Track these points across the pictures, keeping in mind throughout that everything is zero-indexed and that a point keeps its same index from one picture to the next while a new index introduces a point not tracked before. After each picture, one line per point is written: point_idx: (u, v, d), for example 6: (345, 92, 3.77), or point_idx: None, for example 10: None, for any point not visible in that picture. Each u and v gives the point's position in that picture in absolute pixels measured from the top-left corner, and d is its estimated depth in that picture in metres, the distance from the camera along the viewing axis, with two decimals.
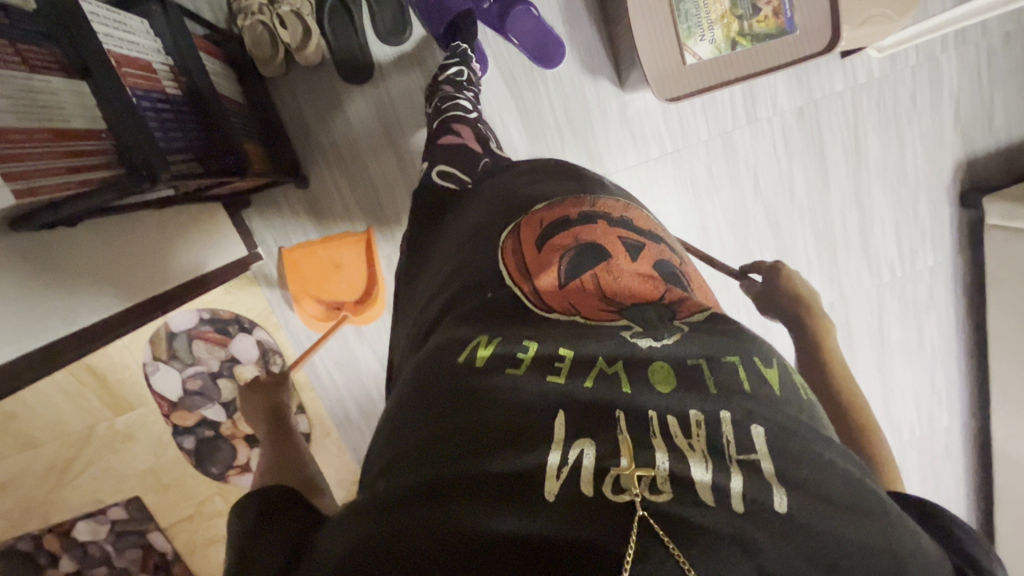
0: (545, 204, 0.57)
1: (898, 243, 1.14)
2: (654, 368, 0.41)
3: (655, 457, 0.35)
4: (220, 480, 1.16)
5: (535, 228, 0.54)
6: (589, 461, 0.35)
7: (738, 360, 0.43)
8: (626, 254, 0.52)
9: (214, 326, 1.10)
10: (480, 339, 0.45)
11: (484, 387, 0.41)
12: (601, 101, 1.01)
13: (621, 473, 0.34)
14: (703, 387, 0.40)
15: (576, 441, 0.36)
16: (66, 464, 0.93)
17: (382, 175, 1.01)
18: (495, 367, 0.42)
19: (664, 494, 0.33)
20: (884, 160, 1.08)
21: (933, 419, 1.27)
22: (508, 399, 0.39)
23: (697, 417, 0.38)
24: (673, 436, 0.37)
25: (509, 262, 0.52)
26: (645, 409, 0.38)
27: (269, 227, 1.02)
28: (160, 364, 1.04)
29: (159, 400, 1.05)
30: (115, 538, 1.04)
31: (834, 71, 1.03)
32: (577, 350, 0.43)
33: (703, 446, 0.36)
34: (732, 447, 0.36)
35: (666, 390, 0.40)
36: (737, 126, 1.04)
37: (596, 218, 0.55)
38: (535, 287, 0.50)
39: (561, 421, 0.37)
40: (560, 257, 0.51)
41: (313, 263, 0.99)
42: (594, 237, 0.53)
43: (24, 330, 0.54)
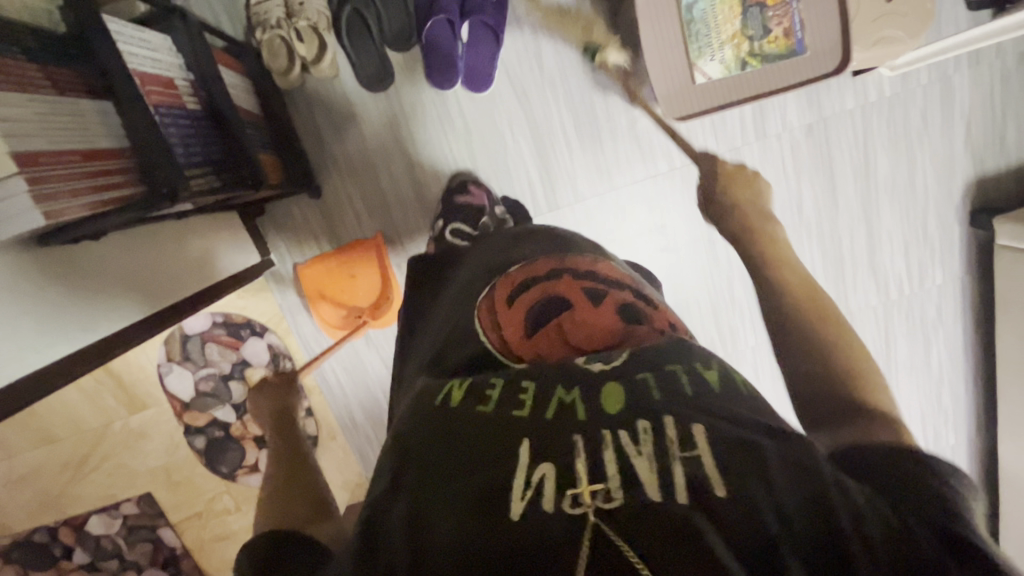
0: (518, 265, 0.61)
1: (905, 261, 1.14)
2: (606, 389, 0.43)
3: (608, 470, 0.37)
4: (229, 479, 1.18)
5: (508, 286, 0.57)
6: (550, 482, 0.36)
7: (678, 367, 0.45)
8: (587, 302, 0.54)
9: (228, 330, 1.08)
10: (452, 383, 0.48)
11: (455, 422, 0.43)
12: (611, 117, 1.02)
13: (579, 489, 0.36)
14: (648, 399, 0.41)
15: (538, 464, 0.38)
16: (80, 459, 1.13)
17: (393, 186, 1.02)
18: (464, 404, 0.45)
19: (616, 502, 0.35)
20: (894, 178, 1.08)
21: (938, 437, 1.28)
22: (475, 432, 0.41)
23: (645, 425, 0.39)
24: (622, 442, 0.38)
25: (483, 318, 0.55)
26: (601, 428, 0.40)
27: (282, 236, 1.04)
28: (174, 366, 1.09)
29: (173, 401, 1.11)
30: (127, 532, 1.19)
31: (845, 90, 1.03)
32: (540, 386, 0.44)
33: (649, 450, 0.38)
34: (676, 446, 0.38)
35: (614, 408, 0.41)
36: (746, 142, 1.05)
37: (563, 272, 0.58)
38: (503, 336, 0.53)
39: (525, 449, 0.39)
40: (526, 312, 0.54)
41: (327, 274, 1.02)
42: (560, 289, 0.55)
43: (56, 338, 0.57)
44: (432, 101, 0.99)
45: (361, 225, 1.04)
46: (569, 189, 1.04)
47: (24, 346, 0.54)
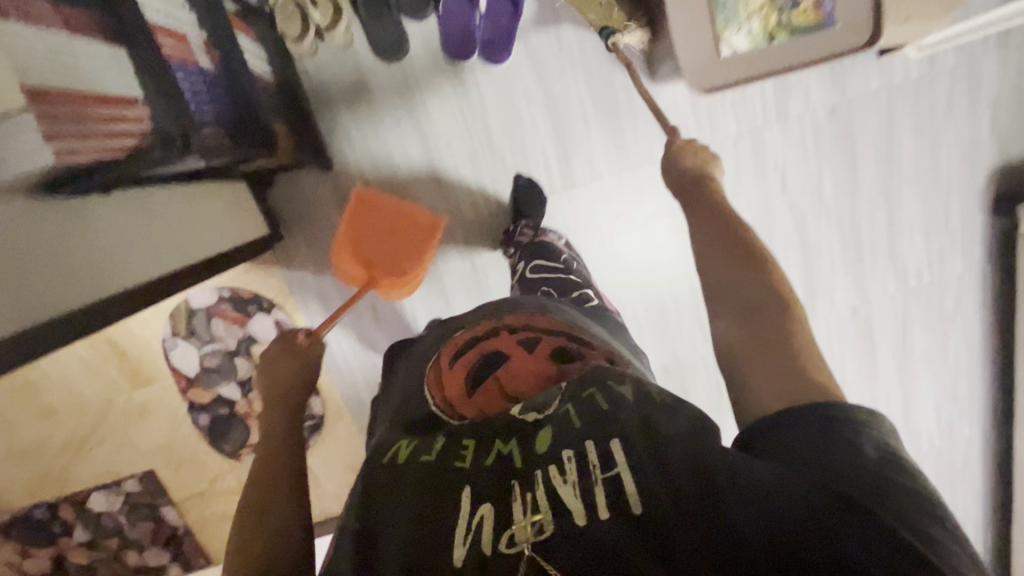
0: (461, 330, 0.66)
1: (925, 249, 1.12)
2: (538, 435, 0.49)
3: (539, 504, 0.44)
4: (233, 458, 1.16)
5: (451, 355, 0.62)
6: (490, 523, 0.44)
7: (596, 393, 0.50)
8: (521, 352, 0.61)
9: (234, 305, 1.06)
10: (402, 444, 0.53)
11: (407, 475, 0.49)
12: (631, 94, 0.99)
13: (515, 528, 0.43)
14: (570, 434, 0.48)
15: (479, 507, 0.45)
16: (83, 437, 1.12)
17: (406, 159, 1.00)
18: (413, 458, 0.50)
19: (546, 532, 0.42)
20: (916, 163, 1.06)
21: (953, 430, 1.26)
22: (423, 484, 0.47)
23: (568, 454, 0.46)
24: (547, 475, 0.45)
25: (430, 390, 0.59)
26: (532, 468, 0.46)
27: (290, 209, 1.02)
28: (179, 341, 1.07)
29: (177, 376, 1.09)
30: (129, 509, 1.18)
31: (870, 71, 1.01)
32: (480, 439, 0.50)
33: (573, 478, 0.45)
34: (598, 468, 0.44)
35: (543, 448, 0.48)
36: (767, 123, 1.02)
37: (499, 328, 0.63)
38: (445, 398, 0.58)
39: (467, 494, 0.46)
40: (467, 372, 0.60)
41: (373, 222, 0.95)
42: (498, 347, 0.61)
43: (63, 293, 0.55)
44: (448, 72, 0.97)
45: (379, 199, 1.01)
46: (585, 168, 1.02)
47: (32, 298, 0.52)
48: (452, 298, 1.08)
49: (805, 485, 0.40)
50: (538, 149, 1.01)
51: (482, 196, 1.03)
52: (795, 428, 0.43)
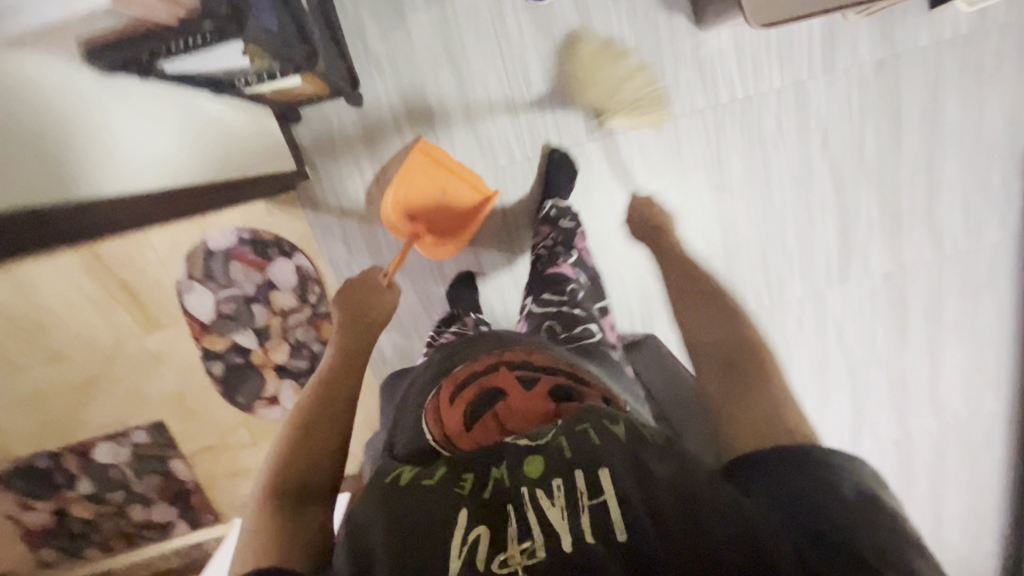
0: (461, 364, 0.70)
1: (963, 216, 1.09)
2: (529, 458, 0.54)
3: (532, 529, 0.49)
4: (246, 411, 1.13)
5: (452, 388, 0.67)
6: (486, 542, 0.49)
7: (588, 428, 0.55)
8: (521, 389, 0.65)
9: (254, 248, 1.01)
10: (405, 468, 0.56)
11: (410, 496, 0.52)
12: (675, 39, 0.96)
13: (508, 552, 0.48)
14: (564, 463, 0.52)
15: (477, 526, 0.50)
16: (90, 382, 1.08)
17: (440, 99, 0.96)
18: (416, 480, 0.54)
19: (536, 557, 0.48)
20: (961, 125, 1.03)
21: (978, 405, 1.24)
22: (425, 503, 0.51)
23: (558, 481, 0.51)
24: (539, 501, 0.51)
25: (429, 422, 0.64)
26: (523, 490, 0.52)
27: (318, 147, 0.97)
28: (194, 285, 1.03)
29: (191, 322, 1.05)
30: (136, 462, 1.14)
31: (920, 25, 0.98)
32: (478, 470, 0.54)
33: (561, 502, 0.50)
34: (584, 496, 0.50)
35: (533, 474, 0.53)
36: (813, 76, 0.99)
37: (499, 365, 0.68)
38: (444, 431, 0.63)
39: (461, 516, 0.50)
40: (466, 408, 0.64)
41: (424, 182, 0.99)
42: (496, 383, 0.66)
43: None
44: (488, 9, 0.93)
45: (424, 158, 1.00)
46: None
47: None
48: (482, 248, 1.05)
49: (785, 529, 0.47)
50: (576, 95, 0.98)
51: (517, 142, 1.00)
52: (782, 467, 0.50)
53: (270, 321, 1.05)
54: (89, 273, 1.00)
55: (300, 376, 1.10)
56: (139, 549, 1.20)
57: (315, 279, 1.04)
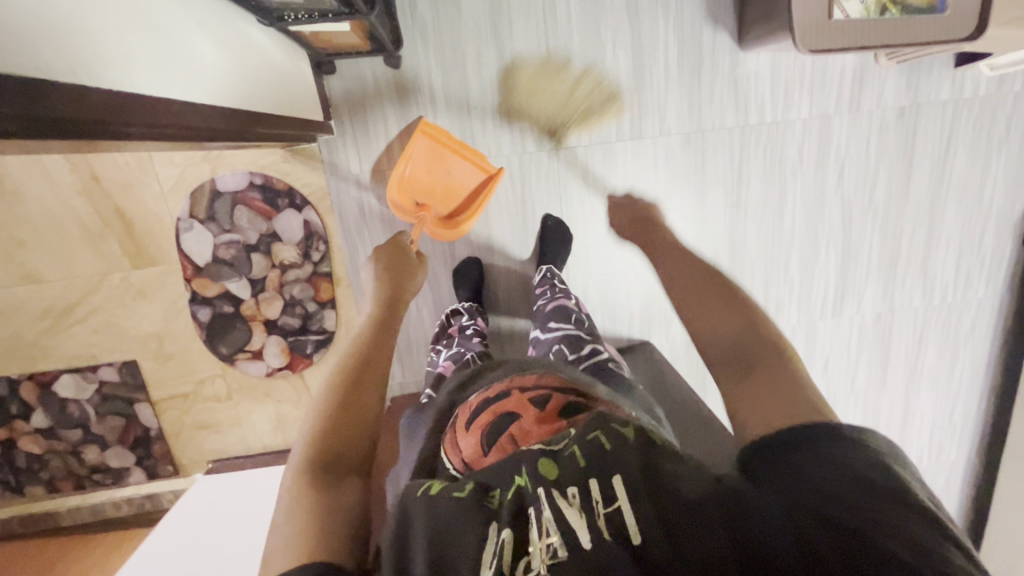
0: (474, 390, 0.62)
1: (956, 268, 1.14)
2: (541, 463, 0.49)
3: (554, 534, 0.43)
4: (226, 362, 1.08)
5: (465, 414, 0.59)
6: (511, 547, 0.43)
7: (601, 434, 0.50)
8: (534, 409, 0.57)
9: (263, 195, 0.98)
10: (432, 483, 0.49)
11: (430, 505, 0.46)
12: (716, 54, 0.98)
13: (531, 554, 0.42)
14: (579, 470, 0.48)
15: (501, 530, 0.44)
16: (65, 309, 1.03)
17: (478, 74, 0.95)
18: (442, 492, 0.47)
19: (560, 557, 0.42)
20: (966, 182, 1.08)
21: (940, 452, 1.29)
22: (447, 510, 0.45)
23: (574, 490, 0.46)
24: (555, 500, 0.46)
25: (446, 445, 0.58)
26: (539, 488, 0.47)
27: (347, 102, 0.95)
28: (194, 224, 0.98)
29: (184, 262, 1.00)
30: (99, 401, 1.08)
31: (943, 80, 1.02)
32: (501, 484, 0.48)
33: (578, 504, 0.45)
34: (600, 503, 0.45)
35: (550, 474, 0.48)
36: (839, 111, 1.02)
37: (509, 388, 0.59)
38: (463, 459, 0.56)
39: (490, 525, 0.44)
40: (482, 433, 0.56)
41: (430, 164, 0.95)
42: (508, 406, 0.57)
43: (147, 68, 0.50)
44: None
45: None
46: (656, 120, 1.00)
47: (128, 57, 0.47)
48: (496, 231, 1.05)
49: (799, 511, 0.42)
50: (614, 92, 0.98)
51: (547, 131, 0.99)
52: (806, 457, 0.44)
53: (267, 273, 1.02)
54: (84, 195, 0.96)
55: (289, 334, 1.06)
56: (87, 493, 1.14)
57: (321, 238, 1.01)
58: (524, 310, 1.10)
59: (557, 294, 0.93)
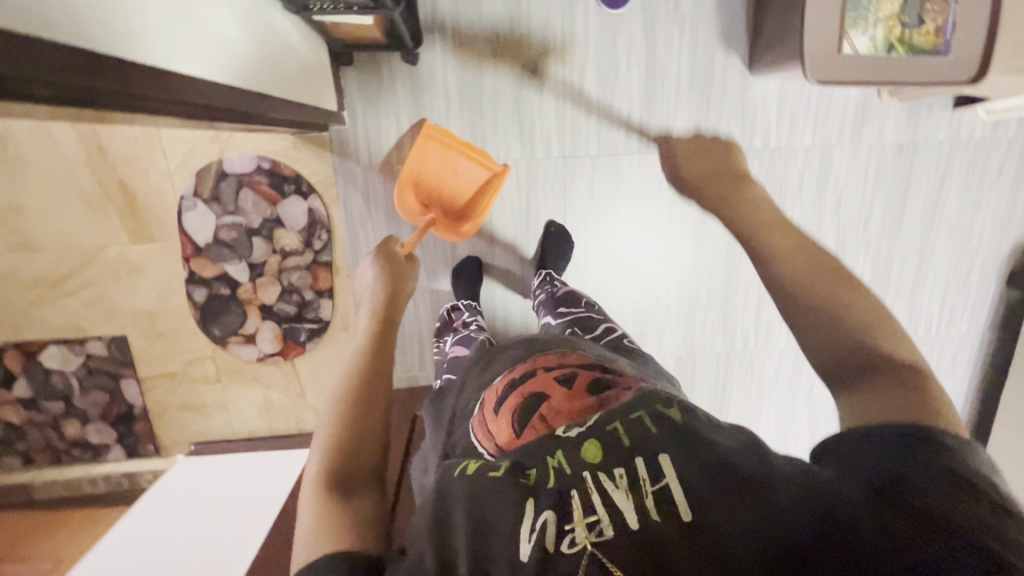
0: (501, 377, 0.64)
1: (941, 303, 1.17)
2: (585, 445, 0.46)
3: (599, 511, 0.40)
4: (218, 345, 1.07)
5: (493, 399, 0.60)
6: (553, 526, 0.39)
7: (643, 415, 0.48)
8: (563, 390, 0.56)
9: (270, 180, 0.98)
10: (469, 462, 0.46)
11: (466, 488, 0.42)
12: (726, 78, 1.00)
13: (575, 529, 0.39)
14: (623, 450, 0.45)
15: (543, 510, 0.40)
16: (58, 279, 1.01)
17: (494, 78, 0.97)
18: (478, 474, 0.43)
19: (607, 535, 0.39)
20: (956, 220, 1.11)
21: None
22: (483, 494, 0.41)
23: (620, 470, 0.43)
24: (600, 483, 0.42)
25: (477, 433, 0.57)
26: (581, 470, 0.44)
27: (361, 94, 0.96)
28: (197, 203, 0.98)
29: (184, 241, 1.00)
30: (84, 374, 1.07)
31: (942, 120, 1.06)
32: (539, 463, 0.45)
33: (625, 485, 0.42)
34: (647, 481, 0.42)
35: (592, 454, 0.45)
36: (840, 142, 1.05)
37: (535, 370, 0.61)
38: (495, 443, 0.54)
39: (531, 505, 0.40)
40: (513, 413, 0.55)
41: (435, 165, 0.96)
42: (535, 387, 0.58)
43: (173, 43, 0.51)
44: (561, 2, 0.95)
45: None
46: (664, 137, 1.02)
47: (156, 31, 0.48)
48: (498, 232, 1.06)
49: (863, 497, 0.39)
50: (624, 107, 1.00)
51: (557, 138, 1.01)
52: (864, 444, 0.42)
53: (268, 257, 1.02)
54: (87, 166, 0.96)
55: (284, 320, 1.06)
56: (63, 467, 1.12)
57: (325, 227, 1.01)
58: (520, 314, 1.11)
59: (560, 285, 0.96)
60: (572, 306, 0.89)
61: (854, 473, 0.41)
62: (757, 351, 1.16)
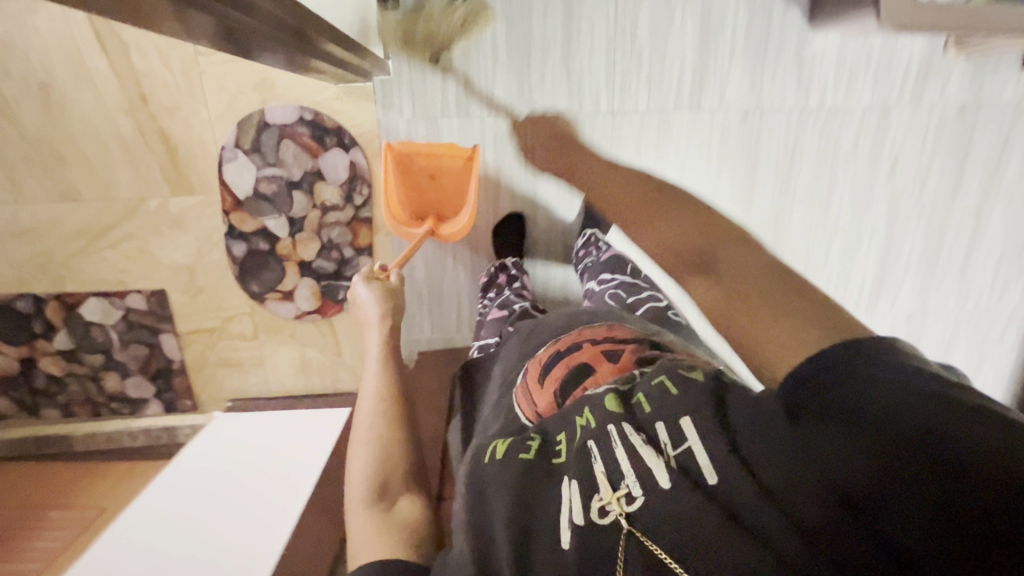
0: (546, 347, 0.62)
1: (994, 275, 1.13)
2: (606, 400, 0.44)
3: (630, 474, 0.38)
4: (256, 300, 1.07)
5: (537, 369, 0.59)
6: (583, 501, 0.38)
7: (665, 377, 0.44)
8: (608, 363, 0.54)
9: (312, 132, 0.96)
10: (497, 443, 0.46)
11: (495, 474, 0.42)
12: (785, 31, 0.96)
13: (608, 501, 0.37)
14: (649, 410, 0.42)
15: (568, 488, 0.39)
16: (98, 232, 1.01)
17: (543, 27, 0.93)
18: (505, 455, 0.43)
19: (639, 501, 0.36)
20: (1015, 189, 1.07)
21: None
22: (508, 479, 0.41)
23: (659, 428, 0.40)
24: (629, 440, 0.40)
25: (520, 403, 0.56)
26: (608, 425, 0.42)
27: (404, 40, 0.92)
28: (238, 155, 0.96)
29: (225, 194, 0.99)
30: (123, 329, 1.07)
31: (1008, 80, 1.01)
32: (569, 432, 0.44)
33: (662, 445, 0.38)
34: (679, 437, 0.38)
35: (615, 409, 0.43)
36: (899, 102, 1.01)
37: (580, 342, 0.59)
38: (535, 412, 0.53)
39: (563, 485, 0.39)
40: (557, 387, 0.54)
41: (412, 177, 0.94)
42: (578, 359, 0.56)
43: None
44: None
45: (491, 96, 0.96)
46: (716, 93, 0.98)
47: None
48: (542, 190, 1.03)
49: (876, 450, 0.30)
50: (678, 59, 0.96)
51: (607, 91, 0.97)
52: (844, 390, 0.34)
53: (307, 213, 1.00)
54: (129, 115, 0.94)
55: (323, 278, 1.05)
56: (103, 421, 1.13)
57: (366, 182, 0.99)
58: (561, 275, 1.08)
59: (601, 251, 0.94)
60: (614, 272, 0.88)
61: (848, 423, 0.32)
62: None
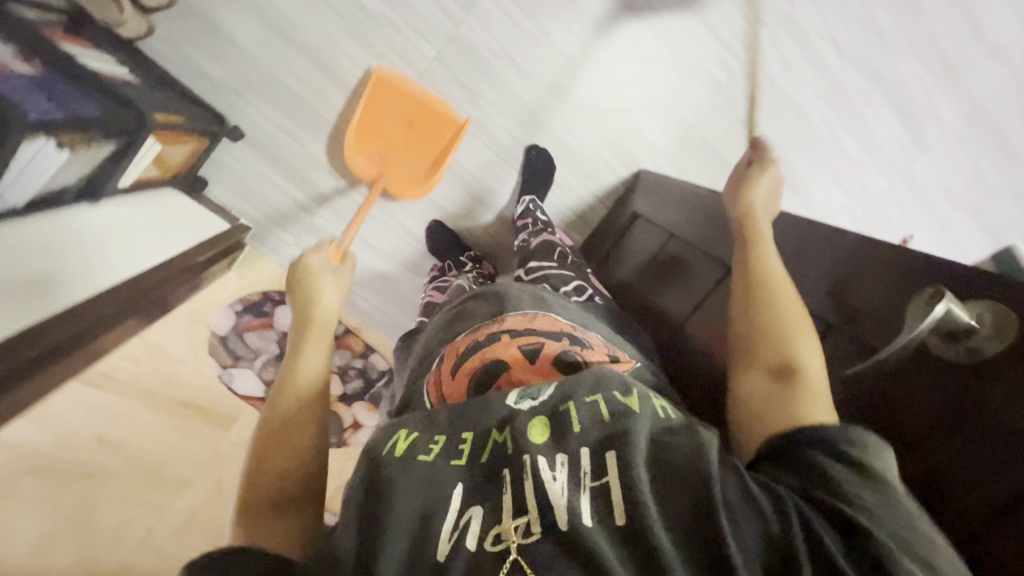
0: (466, 334, 0.67)
1: None
2: (534, 423, 0.47)
3: (531, 509, 0.41)
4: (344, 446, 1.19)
5: (453, 359, 0.64)
6: (477, 527, 0.42)
7: (599, 398, 0.48)
8: (524, 362, 0.60)
9: (252, 313, 1.11)
10: (400, 435, 0.49)
11: (399, 473, 0.46)
12: None
13: (501, 528, 0.41)
14: (569, 432, 0.45)
15: (470, 509, 0.43)
16: None
17: (308, 83, 0.95)
18: (411, 455, 0.47)
19: (534, 536, 0.40)
20: None
21: None
22: (411, 484, 0.45)
23: (563, 457, 0.43)
24: (542, 471, 0.43)
25: (431, 391, 0.63)
26: (523, 454, 0.44)
27: (238, 193, 1.05)
28: (232, 371, 1.11)
29: (251, 401, 1.11)
30: None
31: None
32: (477, 429, 0.48)
33: (564, 476, 0.42)
34: (590, 475, 0.42)
35: (541, 440, 0.45)
36: None
37: (498, 335, 0.64)
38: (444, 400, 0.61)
39: (461, 501, 0.43)
40: (468, 379, 0.60)
41: (392, 125, 0.99)
42: (497, 355, 0.61)
43: None
44: None
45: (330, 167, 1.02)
46: None
47: None
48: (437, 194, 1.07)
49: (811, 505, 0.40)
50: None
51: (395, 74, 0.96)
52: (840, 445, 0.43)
53: None
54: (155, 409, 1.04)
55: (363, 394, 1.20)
56: None
57: None
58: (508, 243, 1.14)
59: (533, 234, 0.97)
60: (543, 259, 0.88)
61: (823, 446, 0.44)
62: (769, 104, 1.02)
